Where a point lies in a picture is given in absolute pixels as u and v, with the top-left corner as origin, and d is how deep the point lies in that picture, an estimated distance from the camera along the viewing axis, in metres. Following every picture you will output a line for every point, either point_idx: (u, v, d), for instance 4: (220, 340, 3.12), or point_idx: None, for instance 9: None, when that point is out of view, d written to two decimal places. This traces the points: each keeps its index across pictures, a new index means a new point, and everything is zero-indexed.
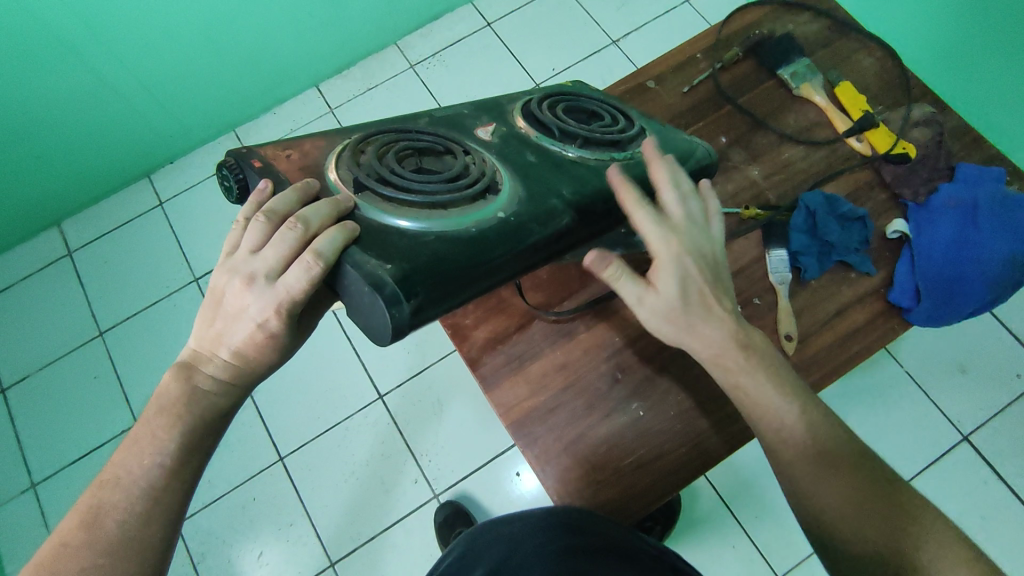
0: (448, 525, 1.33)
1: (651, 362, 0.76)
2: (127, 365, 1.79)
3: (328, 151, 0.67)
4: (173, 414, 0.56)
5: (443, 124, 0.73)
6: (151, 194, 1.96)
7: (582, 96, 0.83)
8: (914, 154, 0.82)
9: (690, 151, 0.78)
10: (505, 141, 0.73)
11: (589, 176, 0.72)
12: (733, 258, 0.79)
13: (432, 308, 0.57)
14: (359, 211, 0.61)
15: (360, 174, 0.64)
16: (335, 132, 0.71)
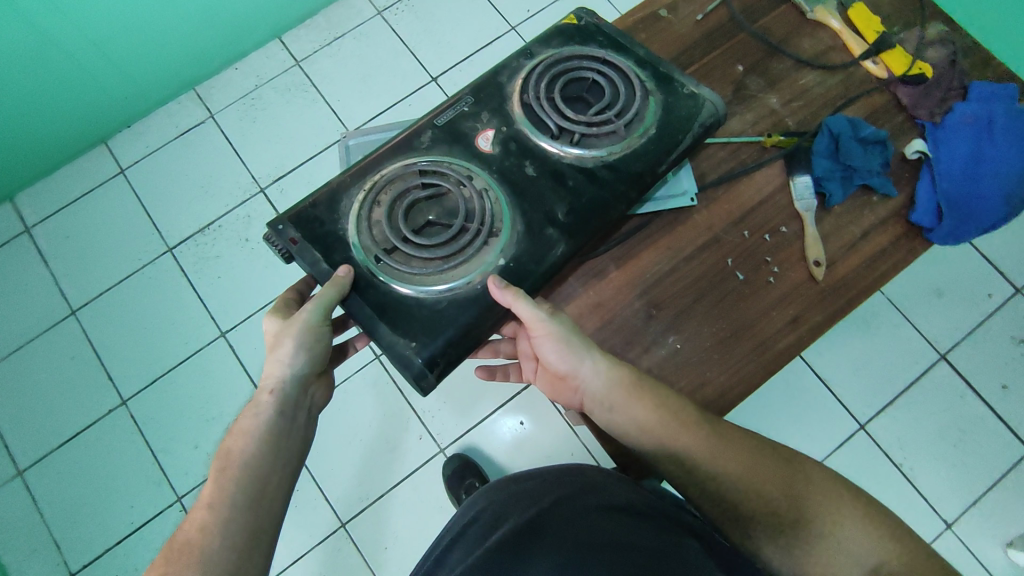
0: (458, 477, 1.35)
1: (683, 296, 0.76)
2: (106, 343, 1.71)
3: (348, 204, 0.72)
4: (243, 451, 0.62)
5: (447, 142, 0.74)
6: (110, 161, 1.84)
7: (586, 51, 0.77)
8: (930, 74, 0.82)
9: (694, 116, 0.75)
10: (506, 150, 0.74)
11: (585, 186, 0.72)
12: (757, 188, 0.79)
13: (453, 365, 0.69)
14: (384, 283, 0.69)
15: (375, 244, 0.70)
16: (347, 179, 0.73)
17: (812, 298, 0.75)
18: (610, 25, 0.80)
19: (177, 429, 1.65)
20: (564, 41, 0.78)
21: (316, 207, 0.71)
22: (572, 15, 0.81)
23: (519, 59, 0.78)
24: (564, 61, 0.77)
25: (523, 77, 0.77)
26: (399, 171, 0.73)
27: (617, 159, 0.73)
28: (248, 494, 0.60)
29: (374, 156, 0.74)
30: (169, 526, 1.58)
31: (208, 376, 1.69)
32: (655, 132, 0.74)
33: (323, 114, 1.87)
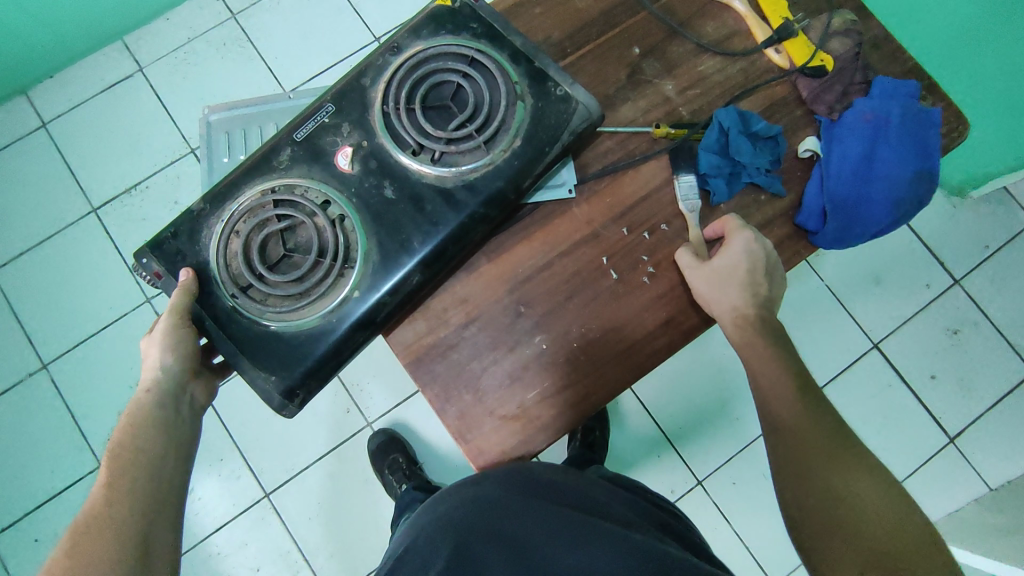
0: (382, 452, 1.33)
1: (556, 293, 0.73)
2: (26, 306, 1.65)
3: (206, 233, 0.69)
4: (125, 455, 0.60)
5: (305, 162, 0.70)
6: (30, 114, 1.74)
7: (453, 48, 0.71)
8: (831, 67, 0.77)
9: (564, 122, 0.71)
10: (366, 168, 0.70)
11: (445, 214, 0.69)
12: (642, 182, 0.75)
13: (316, 390, 0.70)
14: (239, 319, 0.67)
15: (230, 277, 0.68)
16: (202, 204, 0.70)
17: (687, 300, 0.73)
18: (485, 8, 0.73)
19: (100, 396, 1.61)
20: (435, 37, 0.72)
21: (177, 238, 0.69)
22: None
23: (385, 56, 0.72)
24: (429, 61, 0.71)
25: (387, 82, 0.71)
26: (256, 197, 0.69)
27: (477, 177, 0.70)
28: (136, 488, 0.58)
29: (230, 178, 0.70)
30: None
31: (133, 342, 1.64)
32: (519, 143, 0.70)
33: (257, 70, 1.78)
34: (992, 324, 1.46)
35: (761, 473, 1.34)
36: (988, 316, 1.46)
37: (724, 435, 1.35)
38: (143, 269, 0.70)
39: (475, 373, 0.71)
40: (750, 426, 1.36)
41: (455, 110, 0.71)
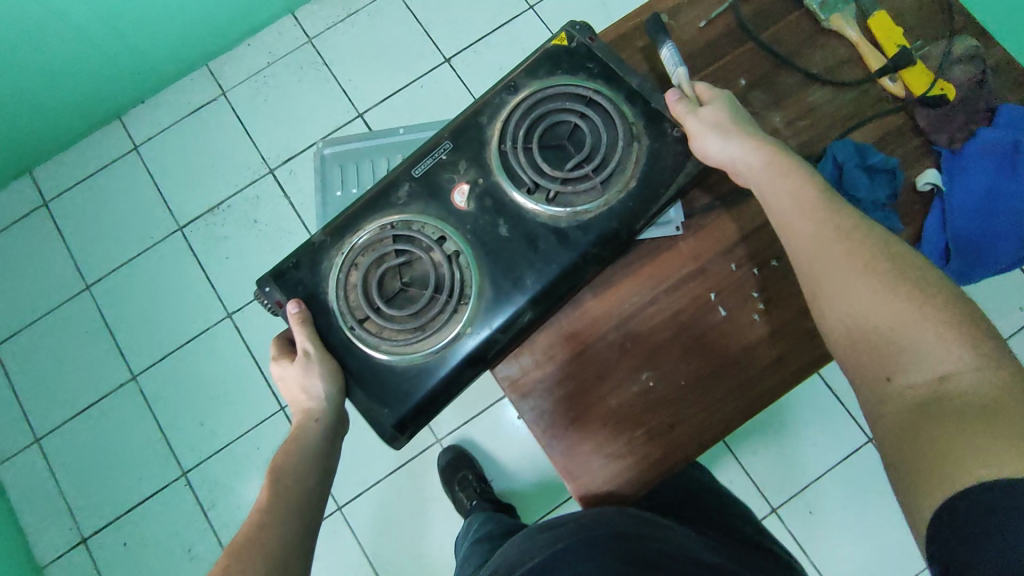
0: (452, 468, 1.36)
1: (662, 329, 0.72)
2: (118, 319, 1.74)
3: (328, 266, 0.73)
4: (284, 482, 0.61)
5: (422, 199, 0.73)
6: (124, 137, 1.85)
7: (572, 88, 0.73)
8: (952, 96, 0.74)
9: (680, 162, 0.72)
10: (481, 206, 0.72)
11: (555, 253, 0.70)
12: (750, 216, 0.73)
13: (426, 421, 0.72)
14: (356, 352, 0.70)
15: (350, 309, 0.71)
16: (325, 238, 0.73)
17: (799, 338, 0.70)
18: (605, 51, 0.75)
19: (183, 407, 1.69)
20: (551, 76, 0.74)
21: (299, 268, 0.73)
22: (564, 35, 0.75)
23: (502, 94, 0.74)
24: (547, 99, 0.73)
25: (503, 119, 0.74)
26: (375, 232, 0.72)
27: (591, 215, 0.71)
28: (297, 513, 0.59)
29: (350, 213, 0.74)
30: (177, 498, 1.64)
31: (215, 355, 1.71)
32: (634, 184, 0.71)
33: (334, 95, 1.84)
34: None
35: (844, 505, 1.29)
36: None
37: (809, 465, 1.30)
38: (266, 297, 0.74)
39: (581, 409, 0.71)
40: (834, 455, 1.31)
41: (571, 149, 0.73)
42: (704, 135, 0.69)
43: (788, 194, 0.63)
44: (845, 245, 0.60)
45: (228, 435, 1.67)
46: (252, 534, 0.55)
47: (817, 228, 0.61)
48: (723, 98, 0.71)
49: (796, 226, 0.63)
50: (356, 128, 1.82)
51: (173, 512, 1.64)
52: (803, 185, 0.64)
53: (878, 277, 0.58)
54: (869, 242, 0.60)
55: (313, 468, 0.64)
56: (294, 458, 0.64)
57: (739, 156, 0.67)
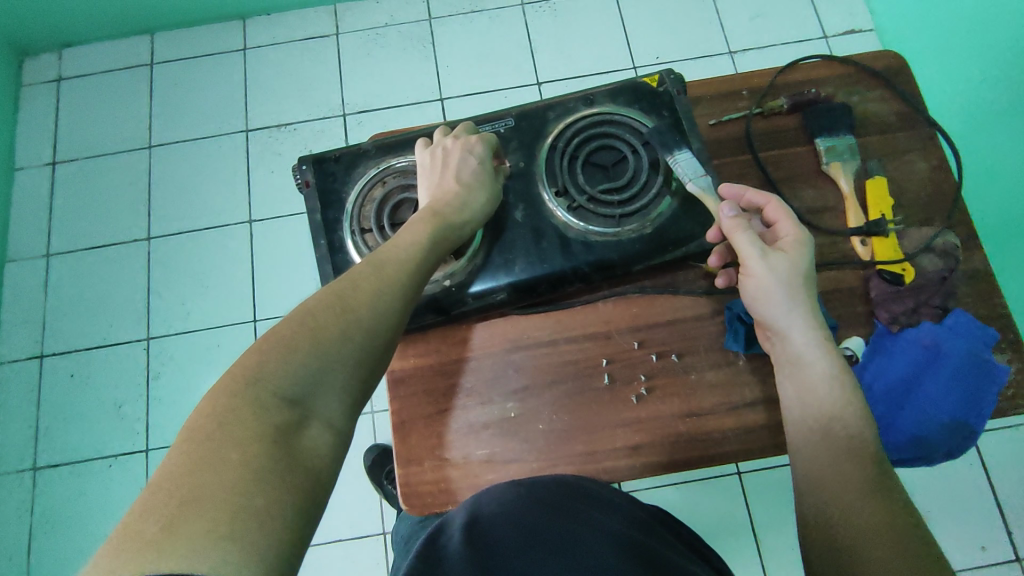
0: (378, 465, 1.35)
1: (546, 371, 0.74)
2: (159, 184, 1.87)
3: (362, 172, 0.75)
4: (341, 310, 0.54)
5: None
6: (238, 37, 1.98)
7: (634, 124, 0.74)
8: (909, 279, 0.74)
9: (697, 234, 0.72)
10: (510, 186, 0.74)
11: (555, 259, 0.72)
12: (673, 309, 0.75)
13: None
14: (346, 254, 0.72)
15: (363, 215, 0.73)
16: (373, 146, 0.75)
17: (663, 435, 0.71)
18: (687, 106, 0.76)
19: (174, 282, 1.78)
20: (629, 103, 0.76)
21: (338, 162, 0.75)
22: (656, 76, 0.77)
23: (577, 102, 0.75)
24: (614, 122, 0.75)
25: (567, 121, 0.75)
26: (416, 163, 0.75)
27: (605, 239, 0.72)
28: (341, 340, 0.53)
29: (404, 138, 0.76)
30: (131, 357, 1.72)
31: (220, 250, 1.81)
32: (650, 231, 0.72)
33: (427, 72, 1.93)
34: None
35: None
36: None
37: None
38: (298, 173, 0.75)
39: (441, 408, 0.73)
40: None
41: (612, 174, 0.74)
42: (767, 298, 0.64)
43: (831, 391, 0.60)
44: (856, 463, 0.57)
45: (198, 323, 1.74)
46: (290, 346, 0.51)
47: (837, 437, 0.59)
48: (809, 260, 0.64)
49: (812, 418, 0.60)
50: (432, 109, 1.89)
51: (121, 368, 1.72)
52: (848, 403, 0.60)
53: (870, 510, 0.54)
54: (883, 486, 0.55)
55: (396, 305, 0.58)
56: (378, 293, 0.57)
57: (795, 339, 0.63)
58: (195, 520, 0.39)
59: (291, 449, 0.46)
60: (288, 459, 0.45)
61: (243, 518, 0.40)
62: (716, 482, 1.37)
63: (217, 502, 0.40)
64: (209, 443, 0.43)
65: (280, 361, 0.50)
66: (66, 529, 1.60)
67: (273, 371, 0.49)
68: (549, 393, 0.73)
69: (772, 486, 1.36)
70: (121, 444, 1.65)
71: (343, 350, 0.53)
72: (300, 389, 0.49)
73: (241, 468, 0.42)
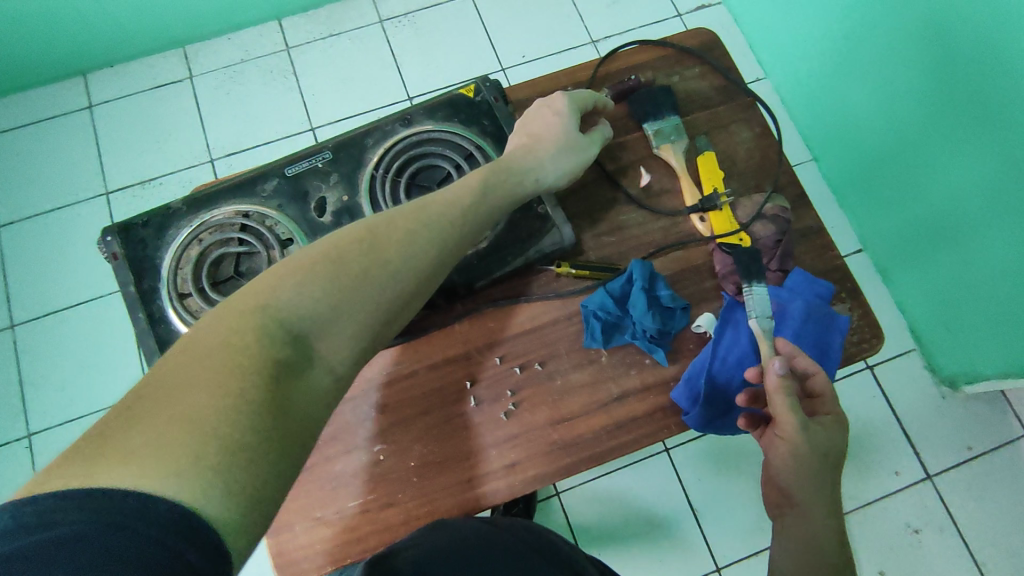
0: None
1: (411, 405, 0.71)
2: (17, 266, 1.71)
3: (175, 234, 0.69)
4: (358, 258, 0.52)
5: (284, 197, 0.70)
6: (81, 95, 1.84)
7: (455, 137, 0.73)
8: (748, 247, 0.75)
9: (535, 239, 0.72)
10: (337, 222, 0.70)
11: None
12: (529, 316, 0.74)
13: None
14: (170, 324, 0.66)
15: (183, 279, 0.67)
16: (185, 204, 0.70)
17: (537, 446, 0.70)
18: (508, 112, 0.75)
19: (51, 367, 1.64)
20: (448, 118, 0.74)
21: (147, 227, 0.69)
22: (472, 85, 0.76)
23: (394, 124, 0.73)
24: (434, 140, 0.73)
25: (386, 145, 0.72)
26: (233, 213, 0.69)
27: None
28: (354, 288, 0.50)
29: (215, 189, 0.70)
30: (12, 458, 1.56)
31: (97, 323, 1.67)
32: (485, 245, 0.72)
33: (294, 103, 1.86)
34: (960, 540, 1.32)
35: None
36: (959, 529, 1.33)
37: None
38: (105, 246, 0.69)
39: (305, 465, 0.69)
40: None
41: None
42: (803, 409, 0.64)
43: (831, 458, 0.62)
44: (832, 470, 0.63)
45: (84, 406, 1.60)
46: (302, 282, 0.48)
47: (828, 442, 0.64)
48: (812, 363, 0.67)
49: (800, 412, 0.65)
50: (305, 139, 1.82)
51: (3, 471, 1.55)
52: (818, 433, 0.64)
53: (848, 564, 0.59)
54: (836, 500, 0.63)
55: (417, 262, 0.55)
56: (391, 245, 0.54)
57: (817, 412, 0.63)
58: (154, 437, 0.36)
59: (288, 397, 0.44)
60: (282, 407, 0.43)
61: (225, 457, 0.37)
62: (642, 465, 1.39)
63: (206, 428, 0.38)
64: (206, 361, 0.41)
65: (315, 296, 0.48)
66: None
67: (288, 309, 0.47)
68: (416, 426, 0.70)
69: (694, 457, 1.39)
70: None
71: (357, 306, 0.50)
72: (308, 327, 0.47)
73: (228, 401, 0.39)
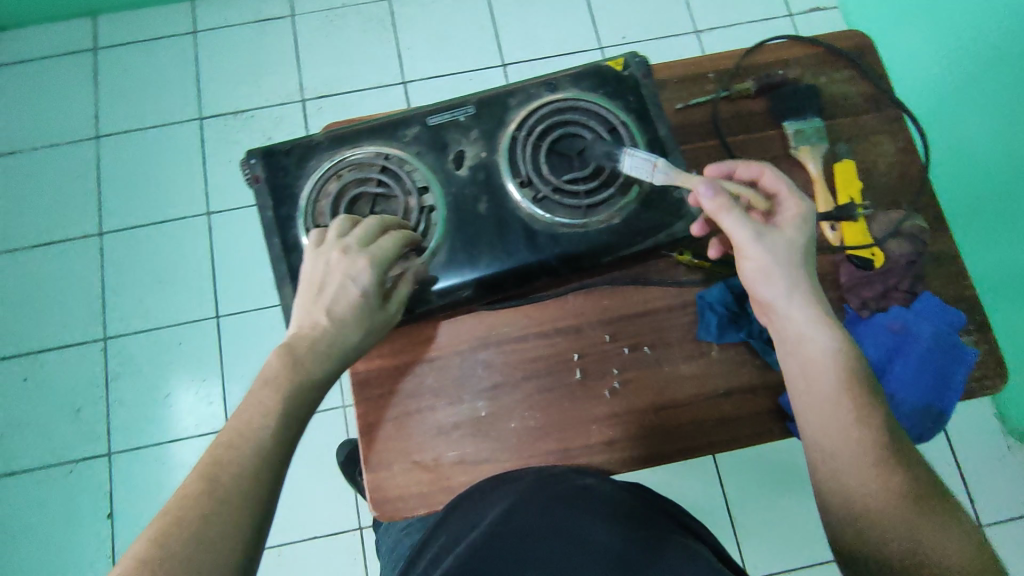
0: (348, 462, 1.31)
1: (518, 369, 0.72)
2: (112, 178, 1.77)
3: (315, 166, 0.70)
4: (286, 360, 0.53)
5: (424, 145, 0.71)
6: (188, 21, 1.88)
7: (599, 110, 0.72)
8: (879, 264, 0.73)
9: (667, 223, 0.71)
10: (473, 177, 0.70)
11: (520, 252, 0.69)
12: (645, 300, 0.74)
13: None
14: (303, 253, 0.68)
15: (319, 212, 0.69)
16: (327, 138, 0.71)
17: (636, 427, 0.71)
18: (653, 91, 0.74)
19: (132, 279, 1.70)
20: (594, 89, 0.73)
21: (289, 155, 0.71)
22: (621, 59, 0.75)
23: (540, 88, 0.73)
24: (578, 109, 0.72)
25: (530, 108, 0.72)
26: (373, 154, 0.70)
27: (575, 231, 0.70)
28: (295, 380, 0.53)
29: (358, 128, 0.71)
30: (88, 358, 1.64)
31: (179, 244, 1.73)
32: (617, 222, 0.70)
33: (388, 55, 1.85)
34: None
35: None
36: None
37: None
38: (247, 168, 0.71)
39: (409, 410, 0.71)
40: None
41: (577, 163, 0.71)
42: (816, 320, 0.57)
43: (874, 420, 0.53)
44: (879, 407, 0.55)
45: (160, 321, 1.67)
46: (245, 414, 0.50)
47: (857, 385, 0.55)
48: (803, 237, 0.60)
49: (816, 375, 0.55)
50: (396, 92, 1.82)
51: (81, 369, 1.64)
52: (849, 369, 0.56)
53: (942, 527, 0.50)
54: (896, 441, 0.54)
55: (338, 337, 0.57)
56: (307, 343, 0.56)
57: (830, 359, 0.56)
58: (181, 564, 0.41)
59: (265, 478, 0.47)
60: (269, 486, 0.47)
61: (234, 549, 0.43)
62: (690, 463, 1.39)
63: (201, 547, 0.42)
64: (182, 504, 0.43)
65: (246, 419, 0.50)
66: (32, 535, 1.53)
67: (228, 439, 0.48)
68: (521, 390, 0.72)
69: (743, 464, 1.38)
70: (82, 448, 1.58)
71: (301, 396, 0.53)
72: (269, 433, 0.50)
73: (218, 514, 0.44)
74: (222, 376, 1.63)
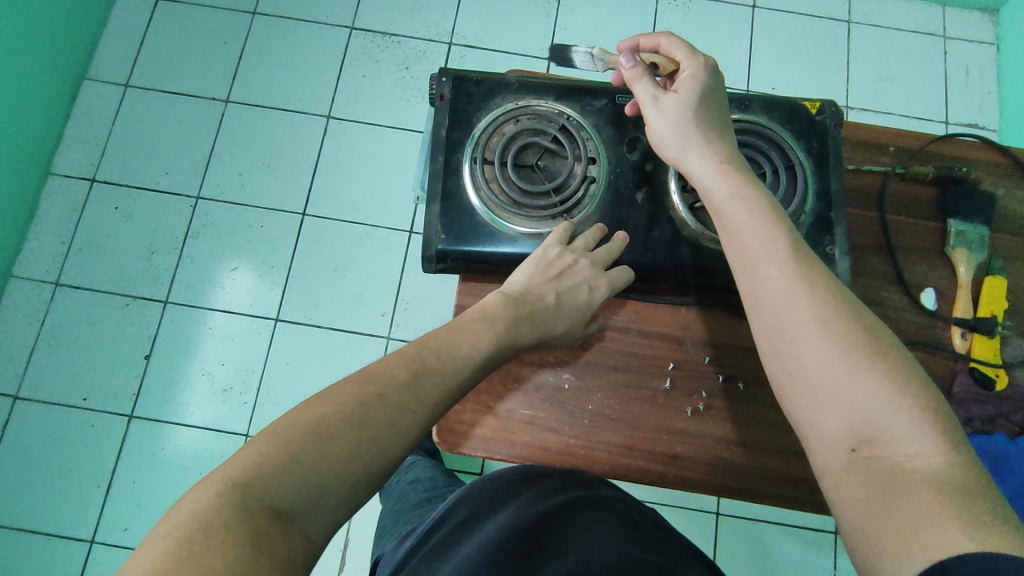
0: None
1: (611, 356, 0.73)
2: (252, 53, 1.76)
3: (498, 103, 0.73)
4: (488, 318, 0.63)
5: (605, 119, 0.73)
6: None
7: (778, 146, 0.74)
8: (1000, 387, 0.72)
9: None
10: (639, 165, 0.72)
11: (659, 251, 0.71)
12: (754, 337, 0.74)
13: (459, 272, 0.72)
14: (461, 178, 0.70)
15: (488, 146, 0.71)
16: (517, 82, 0.73)
17: (704, 453, 0.71)
18: (836, 145, 0.75)
19: (238, 152, 1.69)
20: (777, 122, 0.75)
21: (478, 85, 0.73)
22: (818, 103, 0.76)
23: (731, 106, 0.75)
24: (760, 135, 0.74)
25: None
26: (556, 112, 0.72)
27: (718, 248, 0.71)
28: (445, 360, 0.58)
29: (549, 83, 0.73)
30: (177, 211, 1.64)
31: (291, 136, 1.70)
32: None
33: (542, 29, 1.81)
34: None
35: None
36: None
37: None
38: (435, 84, 0.74)
39: None
40: None
41: None
42: (767, 253, 0.58)
43: (829, 356, 0.53)
44: (864, 399, 0.51)
45: (249, 198, 1.65)
46: (395, 369, 0.55)
47: (828, 366, 0.52)
48: (674, 115, 0.66)
49: (795, 377, 0.54)
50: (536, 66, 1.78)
51: (163, 219, 1.64)
52: (825, 358, 0.53)
53: (907, 451, 0.48)
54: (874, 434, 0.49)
55: (542, 314, 0.66)
56: (515, 307, 0.65)
57: (783, 298, 0.56)
58: (287, 461, 0.46)
59: (387, 437, 0.51)
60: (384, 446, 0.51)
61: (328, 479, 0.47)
62: (696, 516, 1.36)
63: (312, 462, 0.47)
64: (324, 418, 0.49)
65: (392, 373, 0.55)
66: (68, 351, 1.54)
67: (384, 382, 0.54)
68: (607, 377, 0.72)
69: (745, 535, 1.36)
70: (144, 288, 1.59)
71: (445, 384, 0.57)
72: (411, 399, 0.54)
73: (340, 446, 0.48)
74: (289, 274, 1.61)
